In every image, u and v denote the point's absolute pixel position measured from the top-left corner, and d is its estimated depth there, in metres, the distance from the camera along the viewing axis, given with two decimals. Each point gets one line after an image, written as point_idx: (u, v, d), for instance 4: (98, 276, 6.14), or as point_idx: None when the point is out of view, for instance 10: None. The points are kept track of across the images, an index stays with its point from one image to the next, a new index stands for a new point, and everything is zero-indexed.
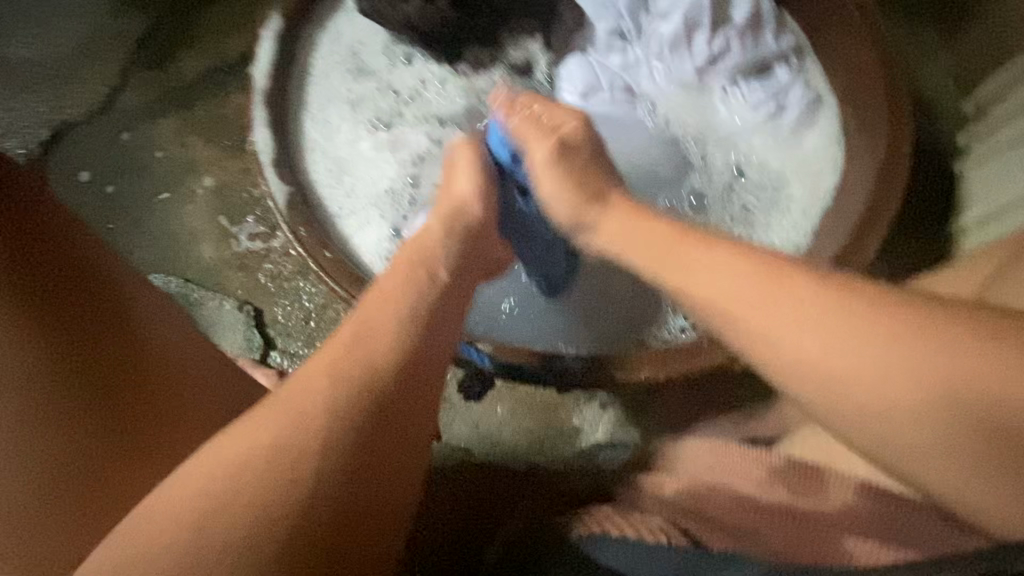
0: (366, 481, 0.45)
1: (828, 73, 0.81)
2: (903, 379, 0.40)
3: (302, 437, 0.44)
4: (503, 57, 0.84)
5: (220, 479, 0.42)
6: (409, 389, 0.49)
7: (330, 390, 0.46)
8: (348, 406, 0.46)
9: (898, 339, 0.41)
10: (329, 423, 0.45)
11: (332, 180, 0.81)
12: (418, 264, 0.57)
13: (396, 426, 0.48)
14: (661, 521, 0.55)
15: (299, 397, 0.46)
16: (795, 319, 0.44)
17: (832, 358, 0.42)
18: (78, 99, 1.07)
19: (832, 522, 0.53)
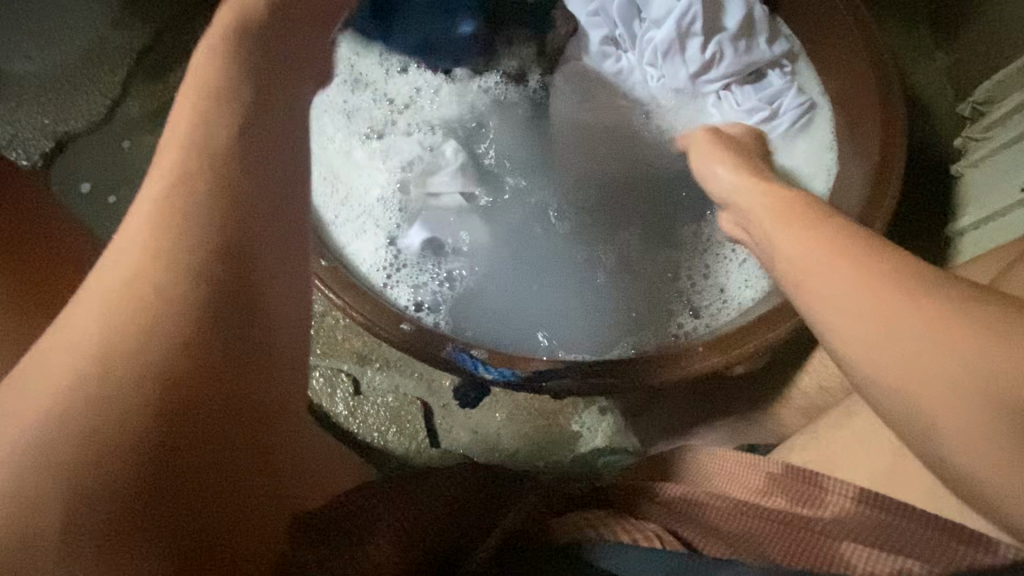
0: (222, 361, 0.39)
1: (822, 77, 0.82)
2: (953, 368, 0.36)
3: (128, 327, 0.38)
4: (498, 66, 0.87)
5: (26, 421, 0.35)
6: (255, 242, 0.42)
7: (151, 270, 0.39)
8: (172, 279, 0.39)
9: (949, 321, 0.37)
10: (155, 302, 0.38)
11: (328, 193, 0.82)
12: (212, 133, 0.44)
13: (245, 285, 0.41)
14: (656, 527, 0.55)
15: (114, 282, 0.39)
16: (838, 296, 0.42)
17: (877, 338, 0.39)
18: (80, 110, 1.08)
19: (831, 529, 0.51)
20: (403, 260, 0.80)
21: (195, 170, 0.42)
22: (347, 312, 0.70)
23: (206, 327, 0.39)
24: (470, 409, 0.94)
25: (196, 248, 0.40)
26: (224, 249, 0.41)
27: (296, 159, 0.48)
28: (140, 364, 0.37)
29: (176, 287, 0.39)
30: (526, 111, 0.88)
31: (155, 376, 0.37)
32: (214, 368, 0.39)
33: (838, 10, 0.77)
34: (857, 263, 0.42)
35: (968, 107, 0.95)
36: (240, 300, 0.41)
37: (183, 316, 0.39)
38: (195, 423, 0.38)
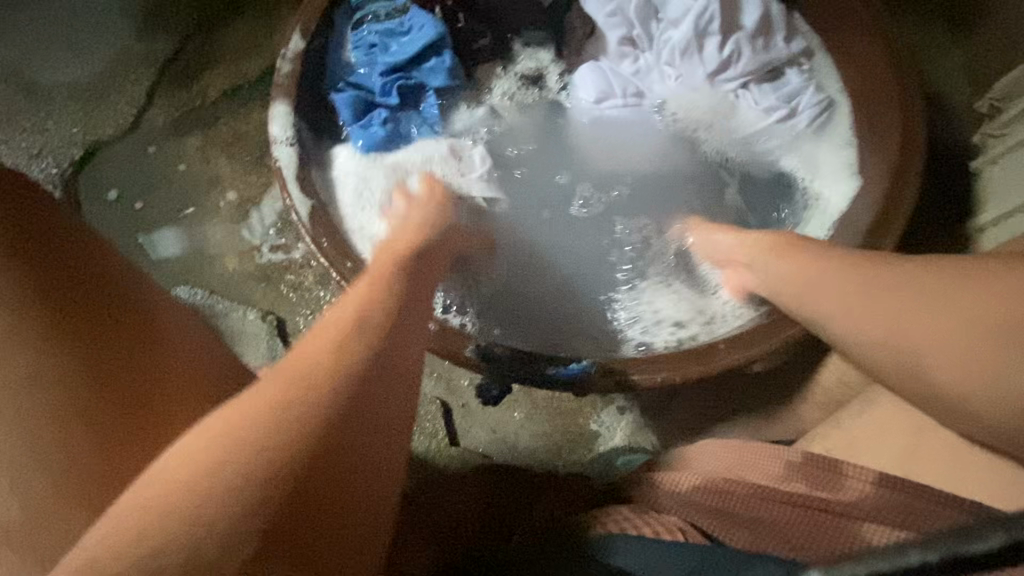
0: (308, 516, 0.40)
1: (841, 73, 0.81)
2: (945, 323, 0.52)
3: (234, 463, 0.39)
4: (514, 67, 0.89)
5: (196, 469, 0.38)
6: (366, 421, 0.44)
7: (277, 413, 0.41)
8: (288, 430, 0.41)
9: (924, 294, 0.53)
10: (267, 453, 0.39)
11: (351, 200, 0.81)
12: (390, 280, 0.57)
13: (347, 456, 0.42)
14: (679, 521, 0.56)
15: (238, 419, 0.41)
16: (841, 308, 0.56)
17: (870, 320, 0.55)
18: (107, 120, 1.11)
19: (852, 511, 0.51)
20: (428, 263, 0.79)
21: (359, 329, 0.49)
22: None
23: (342, 423, 0.43)
24: (488, 409, 0.95)
25: (318, 413, 0.42)
26: (342, 420, 0.43)
27: (410, 288, 0.57)
28: (236, 509, 0.37)
29: (294, 441, 0.40)
30: (543, 112, 0.88)
31: (244, 517, 0.37)
32: (299, 523, 0.39)
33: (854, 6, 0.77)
34: (840, 280, 0.57)
35: (984, 103, 0.95)
36: (344, 469, 0.42)
37: (288, 467, 0.40)
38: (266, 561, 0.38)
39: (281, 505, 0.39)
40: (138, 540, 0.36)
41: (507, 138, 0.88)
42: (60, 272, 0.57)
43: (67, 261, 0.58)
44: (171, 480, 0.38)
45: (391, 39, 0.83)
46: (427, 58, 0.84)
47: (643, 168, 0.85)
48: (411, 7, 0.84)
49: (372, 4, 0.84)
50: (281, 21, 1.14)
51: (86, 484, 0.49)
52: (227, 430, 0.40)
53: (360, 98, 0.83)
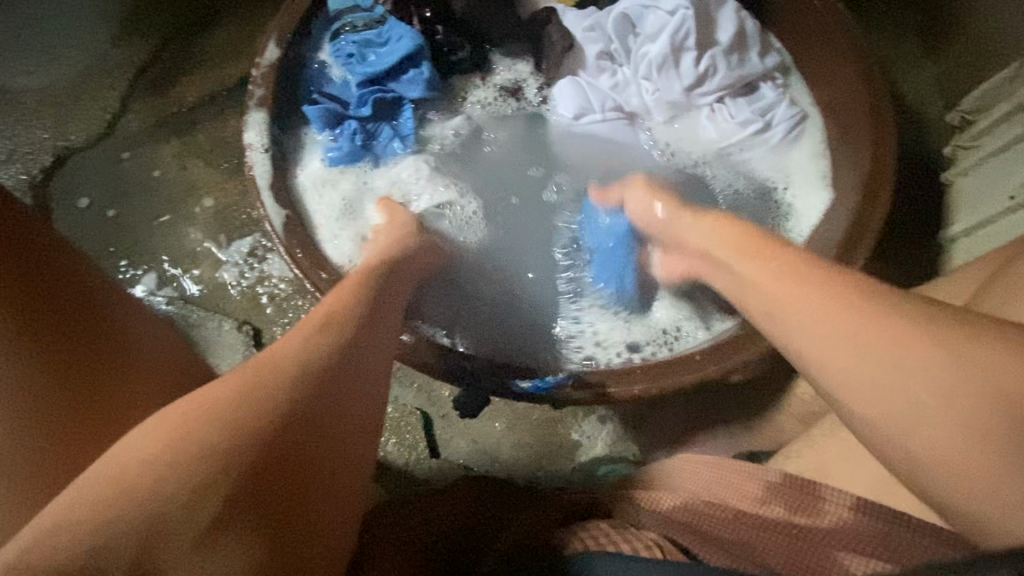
0: (274, 488, 0.40)
1: (813, 89, 0.84)
2: (945, 396, 0.38)
3: (204, 431, 0.40)
4: (493, 80, 0.89)
5: (189, 429, 0.40)
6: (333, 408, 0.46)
7: (248, 390, 0.43)
8: (267, 409, 0.42)
9: (937, 350, 0.39)
10: (240, 425, 0.41)
11: (323, 209, 0.81)
12: (369, 287, 0.59)
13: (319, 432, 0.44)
14: (657, 536, 0.55)
15: (205, 397, 0.42)
16: (822, 338, 0.44)
17: (842, 350, 0.42)
18: (79, 126, 1.09)
19: (829, 538, 0.51)
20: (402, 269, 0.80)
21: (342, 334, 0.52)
22: None
23: (329, 396, 0.46)
24: (469, 419, 0.94)
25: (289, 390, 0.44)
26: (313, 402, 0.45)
27: (390, 300, 0.60)
28: (203, 476, 0.38)
29: (269, 413, 0.42)
30: (521, 123, 0.89)
31: (212, 484, 0.38)
32: (269, 492, 0.40)
33: (829, 22, 0.79)
34: (829, 307, 0.44)
35: (956, 116, 0.97)
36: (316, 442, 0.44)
37: (261, 437, 0.41)
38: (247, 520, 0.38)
39: (249, 481, 0.39)
40: (98, 506, 0.35)
41: (485, 149, 0.88)
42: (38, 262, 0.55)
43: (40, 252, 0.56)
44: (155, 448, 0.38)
45: (370, 51, 0.83)
46: (406, 69, 0.83)
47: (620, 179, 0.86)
48: (389, 18, 0.83)
49: (350, 15, 0.83)
50: (260, 27, 1.13)
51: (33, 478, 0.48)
52: (196, 405, 0.41)
53: (333, 109, 0.82)
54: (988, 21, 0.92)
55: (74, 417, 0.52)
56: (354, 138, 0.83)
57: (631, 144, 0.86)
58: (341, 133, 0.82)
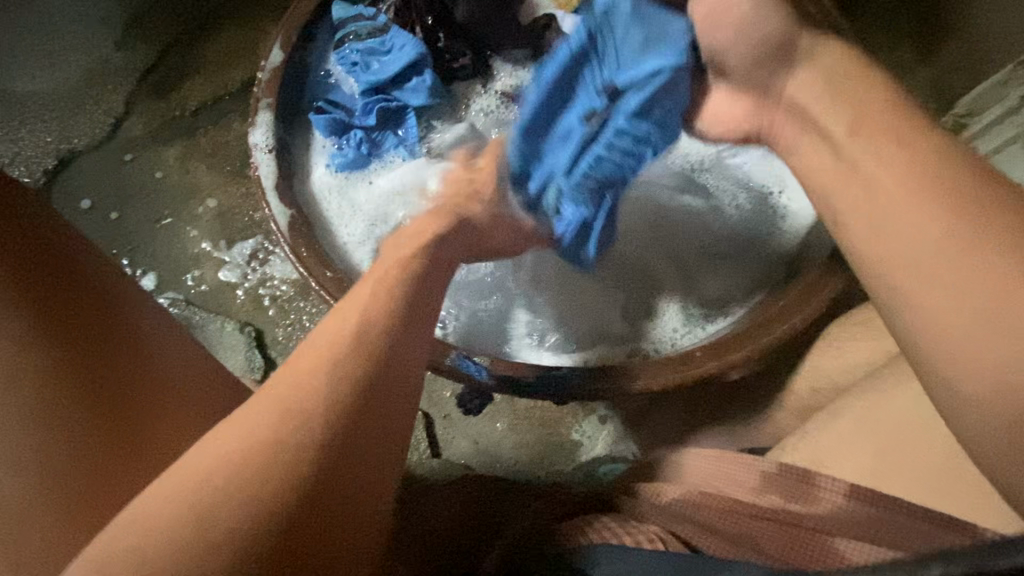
0: (307, 521, 0.40)
1: None
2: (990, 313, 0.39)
3: (239, 470, 0.40)
4: (493, 86, 0.91)
5: (219, 459, 0.41)
6: (364, 430, 0.45)
7: (277, 422, 0.43)
8: (291, 435, 0.42)
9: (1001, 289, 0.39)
10: (272, 462, 0.41)
11: (334, 212, 0.84)
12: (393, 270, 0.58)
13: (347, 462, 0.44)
14: (659, 530, 0.57)
15: (241, 429, 0.43)
16: (901, 240, 0.45)
17: (925, 278, 0.43)
18: (83, 129, 1.10)
19: (825, 524, 0.52)
20: None
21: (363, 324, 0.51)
22: None
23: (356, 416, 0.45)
24: (470, 419, 0.95)
25: (314, 421, 0.44)
26: (343, 430, 0.44)
27: (415, 279, 0.57)
28: (239, 521, 0.39)
29: (297, 447, 0.42)
30: None
31: (248, 526, 0.39)
32: (303, 530, 0.40)
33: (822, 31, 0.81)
34: (920, 215, 0.44)
35: (950, 119, 0.99)
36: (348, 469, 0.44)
37: (291, 475, 0.41)
38: (285, 543, 0.39)
39: (294, 505, 0.40)
40: (147, 544, 0.37)
41: None
42: (51, 290, 0.55)
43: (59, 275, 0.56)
44: (189, 485, 0.40)
45: (374, 56, 0.84)
46: (409, 77, 0.85)
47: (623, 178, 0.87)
48: (392, 26, 0.84)
49: (353, 24, 0.84)
50: (262, 33, 1.15)
51: (67, 498, 0.47)
52: (231, 439, 0.42)
53: (338, 115, 0.83)
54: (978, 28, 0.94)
55: (99, 438, 0.50)
56: (359, 145, 0.85)
57: None
58: (346, 138, 0.84)
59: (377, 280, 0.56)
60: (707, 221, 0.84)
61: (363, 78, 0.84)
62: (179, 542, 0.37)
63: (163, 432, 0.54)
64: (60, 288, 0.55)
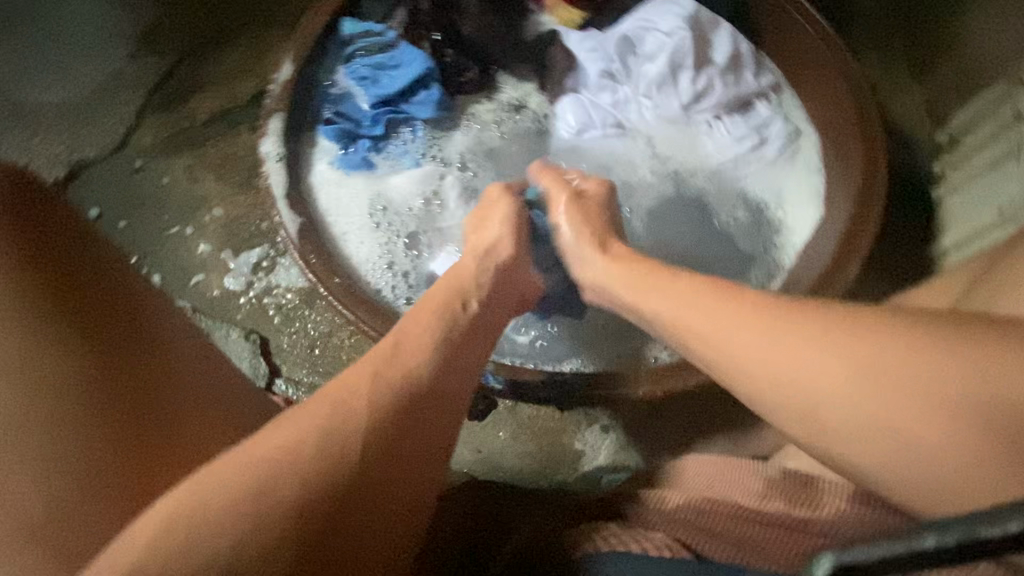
0: (341, 513, 0.46)
1: (807, 107, 0.87)
2: (934, 405, 0.43)
3: (283, 468, 0.46)
4: (497, 98, 0.93)
5: (269, 450, 0.46)
6: (404, 436, 0.52)
7: (320, 428, 0.48)
8: (342, 431, 0.49)
9: (908, 382, 0.44)
10: (307, 472, 0.46)
11: (340, 211, 0.85)
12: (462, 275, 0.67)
13: (378, 468, 0.49)
14: (665, 538, 0.57)
15: (292, 431, 0.48)
16: (815, 373, 0.47)
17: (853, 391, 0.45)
18: (94, 139, 1.12)
19: (828, 530, 0.54)
20: (414, 274, 0.83)
21: (426, 335, 0.58)
22: (357, 327, 0.72)
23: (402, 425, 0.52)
24: (473, 428, 0.95)
25: (359, 425, 0.50)
26: (377, 447, 0.50)
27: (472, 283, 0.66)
28: (267, 519, 0.44)
29: (338, 449, 0.48)
30: (529, 136, 0.92)
31: (276, 526, 0.44)
32: (328, 534, 0.45)
33: (819, 45, 0.82)
34: (799, 343, 0.48)
35: (945, 134, 1.00)
36: (374, 484, 0.49)
37: (325, 479, 0.47)
38: (321, 527, 0.45)
39: (336, 490, 0.47)
40: (195, 521, 0.42)
41: (497, 161, 0.91)
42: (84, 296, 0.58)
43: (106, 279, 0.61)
44: (240, 471, 0.45)
45: (382, 68, 0.85)
46: (416, 91, 0.87)
47: (622, 186, 0.89)
48: (401, 42, 0.86)
49: (362, 39, 0.85)
50: (272, 48, 1.17)
51: (111, 492, 0.51)
52: (271, 443, 0.47)
53: (347, 126, 0.85)
54: (971, 45, 0.96)
55: (138, 442, 0.53)
56: (366, 153, 0.87)
57: (634, 157, 0.90)
58: (353, 147, 0.86)
59: (439, 299, 0.63)
60: (711, 233, 0.86)
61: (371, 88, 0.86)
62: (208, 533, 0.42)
63: (193, 428, 0.58)
64: (93, 294, 0.58)
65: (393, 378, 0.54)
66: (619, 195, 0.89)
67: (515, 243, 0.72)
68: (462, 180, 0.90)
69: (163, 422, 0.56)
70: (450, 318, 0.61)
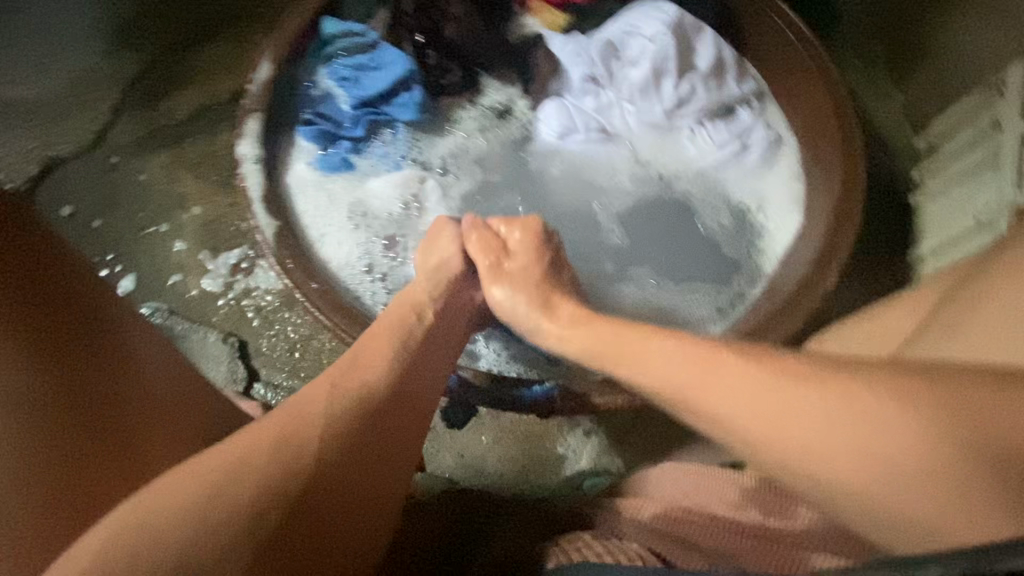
0: (302, 524, 0.46)
1: (788, 115, 0.88)
2: (883, 443, 0.42)
3: (242, 481, 0.45)
4: (481, 101, 0.92)
5: (226, 463, 0.46)
6: (368, 448, 0.52)
7: (283, 441, 0.48)
8: (304, 441, 0.49)
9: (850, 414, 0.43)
10: (270, 486, 0.46)
11: (317, 213, 0.83)
12: (418, 292, 0.67)
13: (340, 478, 0.49)
14: (638, 547, 0.55)
15: (253, 444, 0.47)
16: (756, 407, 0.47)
17: (800, 421, 0.45)
18: (67, 136, 1.09)
19: (801, 540, 0.53)
20: (394, 279, 0.82)
21: (390, 345, 0.59)
22: (335, 333, 0.70)
23: (367, 435, 0.52)
24: (455, 433, 0.95)
25: (322, 436, 0.49)
26: (339, 459, 0.49)
27: (427, 305, 0.66)
28: (228, 526, 0.43)
29: (298, 460, 0.47)
30: (512, 139, 0.92)
31: (235, 535, 0.43)
32: (286, 547, 0.45)
33: (800, 53, 0.83)
34: (735, 369, 0.49)
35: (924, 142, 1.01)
36: (337, 497, 0.49)
37: (285, 491, 0.46)
38: (282, 539, 0.44)
39: (298, 502, 0.46)
40: (145, 535, 0.41)
41: (480, 164, 0.90)
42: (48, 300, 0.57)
43: (56, 286, 0.59)
44: (193, 484, 0.44)
45: (363, 69, 0.84)
46: (398, 92, 0.86)
47: (604, 191, 0.89)
48: (383, 43, 0.85)
49: (343, 39, 0.83)
50: (254, 46, 1.15)
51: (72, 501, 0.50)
52: (233, 456, 0.46)
53: (326, 127, 0.84)
54: (950, 55, 0.97)
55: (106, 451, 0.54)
56: (346, 155, 0.85)
57: (617, 162, 0.90)
58: (333, 148, 0.85)
59: (399, 313, 0.64)
60: (693, 238, 0.86)
61: (352, 90, 0.84)
62: (163, 545, 0.41)
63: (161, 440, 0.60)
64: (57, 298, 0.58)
65: (355, 387, 0.54)
66: (604, 200, 0.89)
67: (461, 261, 0.72)
68: (444, 183, 0.89)
69: (134, 429, 0.58)
70: (414, 331, 0.62)
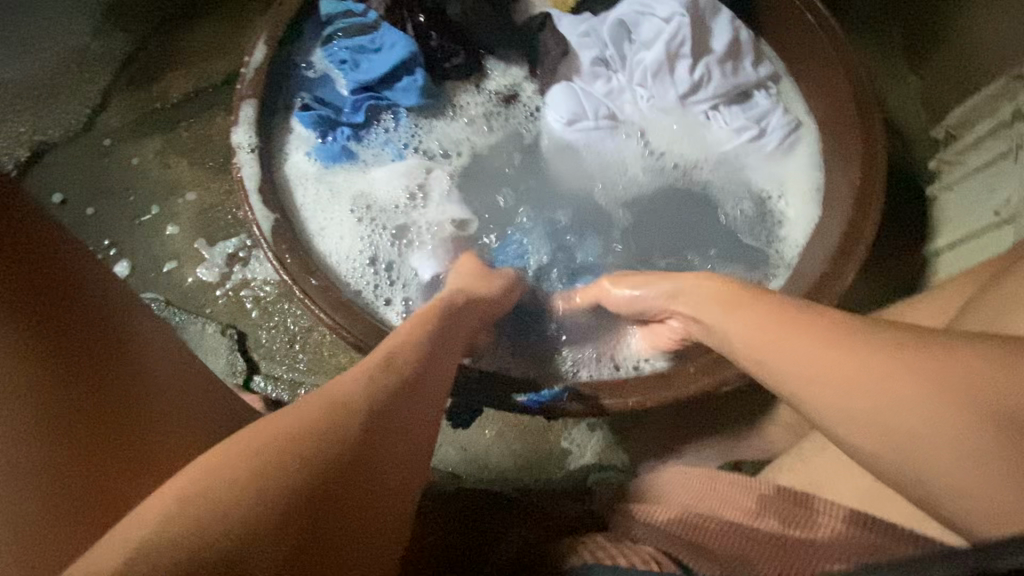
0: (347, 495, 0.41)
1: (809, 98, 0.84)
2: (921, 395, 0.39)
3: (302, 444, 0.41)
4: (486, 85, 0.88)
5: (282, 433, 0.41)
6: (403, 427, 0.48)
7: (329, 417, 0.43)
8: (351, 413, 0.45)
9: (878, 363, 0.42)
10: (323, 452, 0.41)
11: (317, 205, 0.81)
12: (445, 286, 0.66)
13: (380, 452, 0.45)
14: (653, 549, 0.54)
15: (303, 416, 0.43)
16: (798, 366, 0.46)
17: (843, 385, 0.43)
18: (58, 120, 1.05)
19: (826, 551, 0.51)
20: (396, 274, 0.79)
21: (416, 331, 0.57)
22: (336, 331, 0.68)
23: (407, 413, 0.49)
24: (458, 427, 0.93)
25: (368, 408, 0.46)
26: (382, 428, 0.46)
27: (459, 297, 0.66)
28: (293, 488, 0.38)
29: (346, 431, 0.43)
30: (521, 126, 0.88)
31: (273, 518, 0.37)
32: (309, 537, 0.38)
33: (818, 36, 0.79)
34: (784, 339, 0.48)
35: (942, 130, 0.97)
36: (359, 486, 0.42)
37: (338, 457, 0.42)
38: (330, 507, 0.40)
39: (346, 469, 0.42)
40: (209, 499, 0.36)
41: (486, 152, 0.87)
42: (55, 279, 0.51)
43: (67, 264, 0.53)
44: (251, 449, 0.39)
45: (365, 52, 0.82)
46: (400, 76, 0.82)
47: (613, 185, 0.86)
48: (382, 24, 0.81)
49: (341, 21, 0.82)
50: (248, 25, 1.11)
51: (81, 501, 0.44)
52: (270, 435, 0.41)
53: (325, 112, 0.81)
54: (971, 39, 0.93)
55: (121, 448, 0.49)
56: (346, 142, 0.83)
57: (629, 149, 0.86)
58: (332, 135, 0.82)
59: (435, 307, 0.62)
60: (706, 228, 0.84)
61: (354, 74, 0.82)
62: (190, 531, 0.34)
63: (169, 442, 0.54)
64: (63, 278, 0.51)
65: (389, 369, 0.51)
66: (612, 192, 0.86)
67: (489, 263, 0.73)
68: (451, 170, 0.86)
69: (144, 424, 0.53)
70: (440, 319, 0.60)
